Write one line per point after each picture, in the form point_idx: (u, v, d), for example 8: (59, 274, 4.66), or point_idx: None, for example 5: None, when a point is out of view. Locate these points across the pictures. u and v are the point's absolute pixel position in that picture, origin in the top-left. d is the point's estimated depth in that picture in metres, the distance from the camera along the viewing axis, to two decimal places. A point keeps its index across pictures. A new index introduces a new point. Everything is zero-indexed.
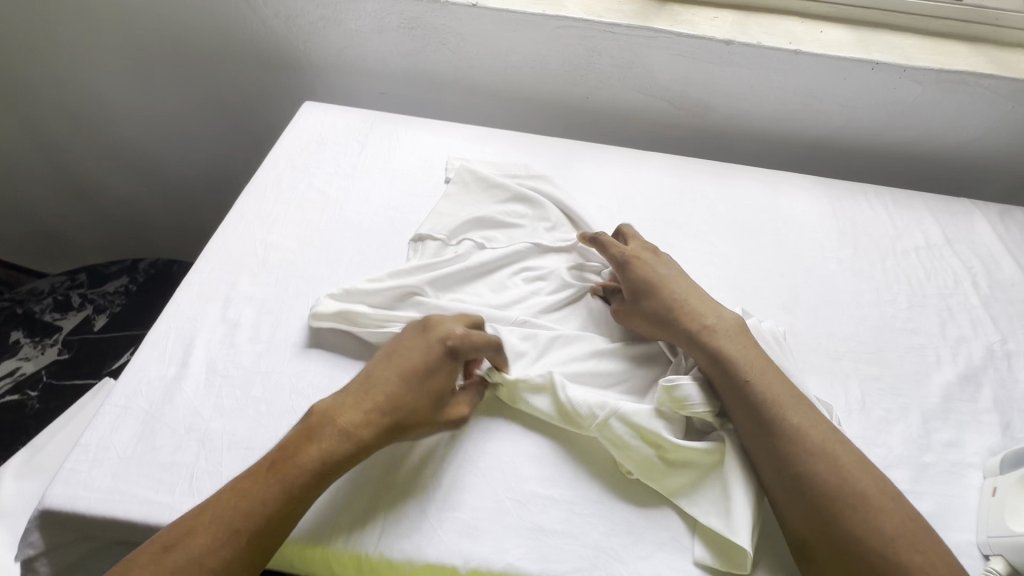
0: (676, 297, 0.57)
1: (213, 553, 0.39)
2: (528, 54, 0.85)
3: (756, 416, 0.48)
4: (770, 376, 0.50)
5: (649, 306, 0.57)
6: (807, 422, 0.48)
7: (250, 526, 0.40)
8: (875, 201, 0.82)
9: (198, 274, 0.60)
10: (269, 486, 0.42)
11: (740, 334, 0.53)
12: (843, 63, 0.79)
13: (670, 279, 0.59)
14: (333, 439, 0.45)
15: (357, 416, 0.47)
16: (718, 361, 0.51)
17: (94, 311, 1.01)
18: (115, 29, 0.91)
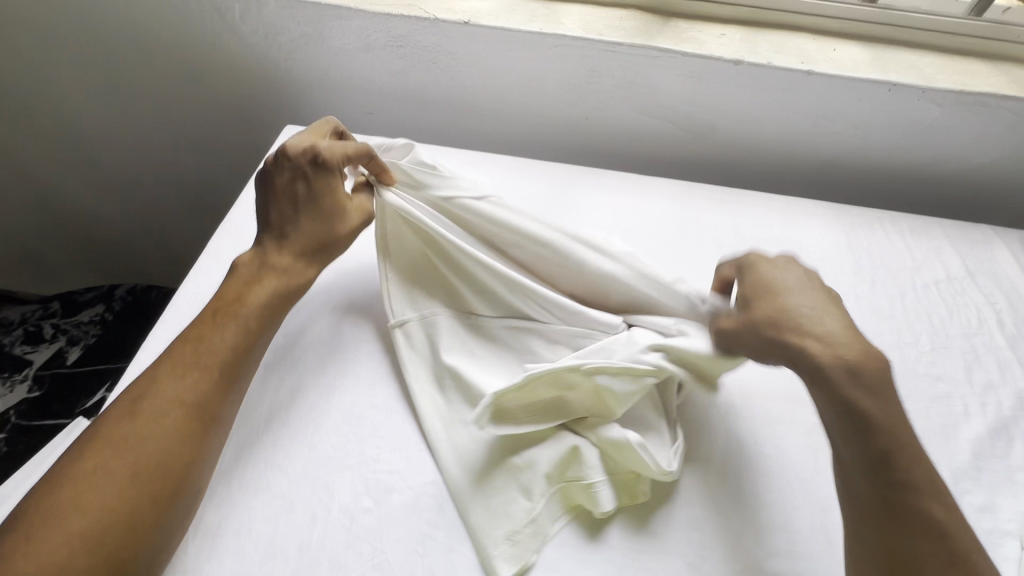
0: (805, 312, 0.47)
1: (159, 427, 0.44)
2: (524, 74, 0.79)
3: (868, 464, 0.42)
4: (904, 429, 0.42)
5: (768, 325, 0.47)
6: (924, 478, 0.41)
7: (172, 412, 0.44)
8: (891, 229, 0.78)
9: (167, 326, 0.55)
10: (194, 370, 0.47)
11: (882, 378, 0.43)
12: (858, 84, 0.74)
13: (798, 291, 0.49)
14: (248, 309, 0.51)
15: (263, 283, 0.52)
16: (845, 400, 0.43)
17: (67, 342, 0.96)
18: (82, 51, 0.86)
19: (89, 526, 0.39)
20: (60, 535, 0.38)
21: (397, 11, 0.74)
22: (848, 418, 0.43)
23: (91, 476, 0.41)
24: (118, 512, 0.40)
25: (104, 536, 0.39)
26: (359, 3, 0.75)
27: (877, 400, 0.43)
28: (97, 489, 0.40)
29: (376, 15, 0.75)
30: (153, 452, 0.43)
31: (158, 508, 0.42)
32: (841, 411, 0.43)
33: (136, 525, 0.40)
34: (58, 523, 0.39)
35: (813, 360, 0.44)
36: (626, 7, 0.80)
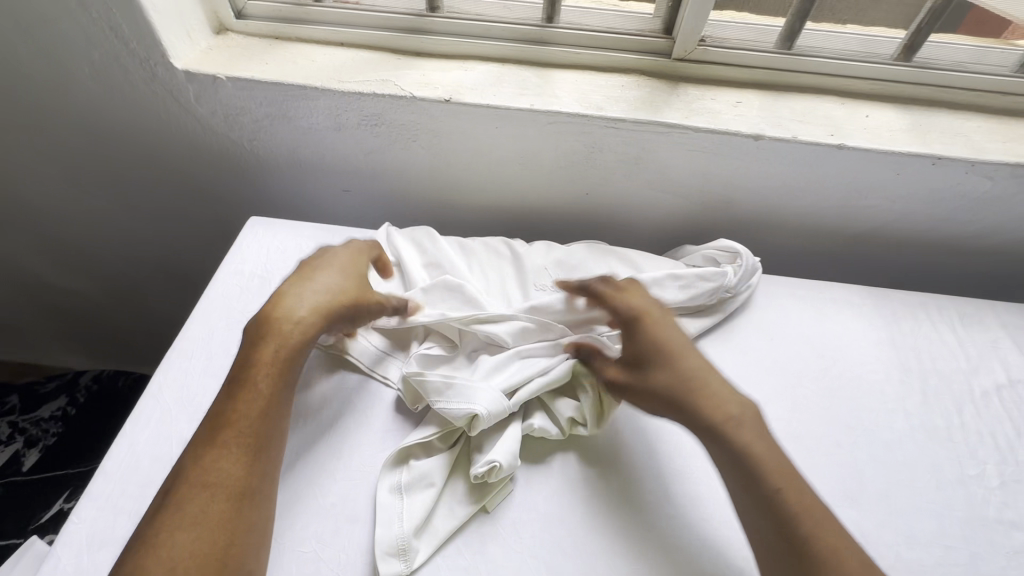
0: (688, 368, 0.50)
1: (219, 466, 0.42)
2: (516, 151, 0.71)
3: (761, 499, 0.44)
4: (791, 468, 0.45)
5: (662, 375, 0.50)
6: (811, 499, 0.44)
7: (246, 427, 0.45)
8: (939, 317, 0.68)
9: (92, 501, 0.47)
10: (241, 402, 0.46)
11: (759, 421, 0.48)
12: (897, 158, 0.65)
13: (686, 347, 0.52)
14: (288, 337, 0.49)
15: (304, 316, 0.51)
16: (728, 450, 0.46)
17: (24, 444, 0.88)
18: (26, 136, 0.77)
19: (200, 543, 0.39)
20: (176, 555, 0.38)
21: (369, 90, 0.66)
22: (727, 453, 0.46)
23: (189, 490, 0.41)
24: (208, 530, 0.40)
25: (212, 549, 0.39)
26: (327, 82, 0.66)
27: (762, 442, 0.46)
28: (189, 502, 0.41)
29: (346, 95, 0.66)
30: (240, 465, 0.43)
31: (253, 518, 0.42)
32: (730, 458, 0.46)
33: (237, 539, 0.40)
34: (173, 538, 0.39)
35: (706, 415, 0.48)
36: (628, 71, 0.71)
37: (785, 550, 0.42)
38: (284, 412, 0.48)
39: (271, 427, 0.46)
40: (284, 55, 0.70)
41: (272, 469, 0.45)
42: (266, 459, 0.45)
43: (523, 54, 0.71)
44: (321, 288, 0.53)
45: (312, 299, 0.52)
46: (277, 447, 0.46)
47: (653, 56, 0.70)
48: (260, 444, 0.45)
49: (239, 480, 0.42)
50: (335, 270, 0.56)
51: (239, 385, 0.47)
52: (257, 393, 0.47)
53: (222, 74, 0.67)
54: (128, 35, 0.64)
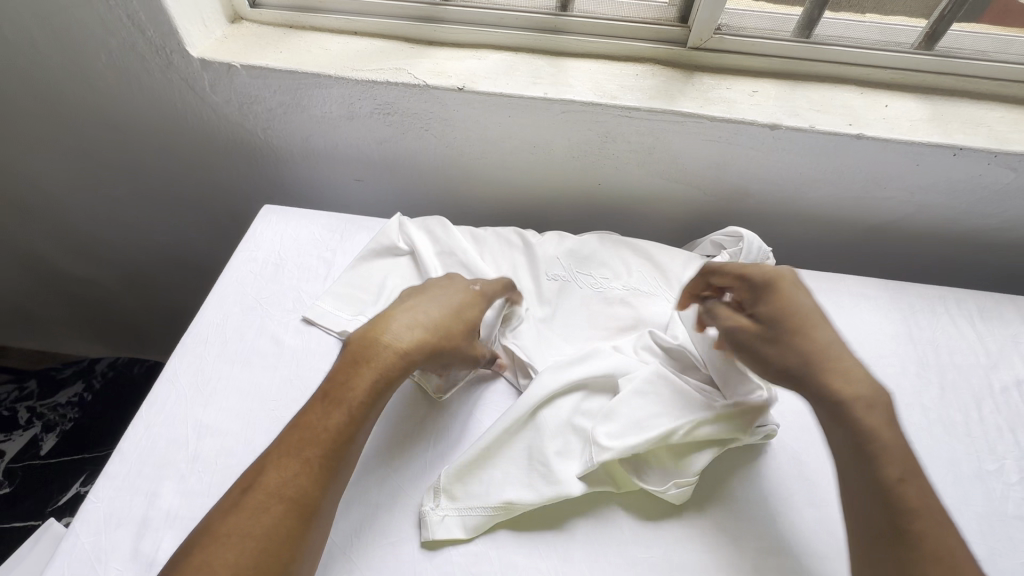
0: (820, 342, 0.46)
1: (294, 478, 0.41)
2: (529, 141, 0.70)
3: (870, 490, 0.41)
4: (916, 466, 0.41)
5: (797, 349, 0.46)
6: (932, 509, 0.39)
7: (330, 445, 0.44)
8: (957, 311, 0.67)
9: (110, 482, 0.47)
10: (331, 412, 0.45)
11: (889, 409, 0.43)
12: (917, 148, 0.64)
13: (820, 317, 0.47)
14: (386, 359, 0.47)
15: (408, 339, 0.49)
16: (850, 432, 0.43)
17: (42, 429, 0.89)
18: (43, 123, 0.78)
19: (264, 555, 0.38)
20: (243, 563, 0.37)
21: (383, 79, 0.66)
22: (848, 433, 0.43)
23: (264, 498, 0.40)
24: (276, 542, 0.39)
25: (275, 566, 0.38)
26: (341, 70, 0.66)
27: (888, 431, 0.42)
28: (263, 513, 0.40)
29: (360, 83, 0.66)
30: (315, 484, 0.42)
31: (315, 536, 0.41)
32: (847, 439, 0.43)
33: (297, 559, 0.39)
34: (242, 544, 0.38)
35: (834, 395, 0.44)
36: (642, 60, 0.71)
37: (882, 538, 0.39)
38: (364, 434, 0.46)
39: (353, 449, 0.45)
40: (299, 44, 0.70)
41: (339, 491, 0.44)
42: (338, 481, 0.44)
43: (537, 42, 0.71)
44: (425, 316, 0.51)
45: (418, 329, 0.49)
46: (349, 470, 0.45)
47: (669, 45, 0.69)
48: (338, 464, 0.44)
49: (311, 498, 0.41)
50: (439, 298, 0.54)
51: (331, 400, 0.45)
52: (347, 411, 0.45)
53: (237, 62, 0.67)
54: (145, 24, 0.64)
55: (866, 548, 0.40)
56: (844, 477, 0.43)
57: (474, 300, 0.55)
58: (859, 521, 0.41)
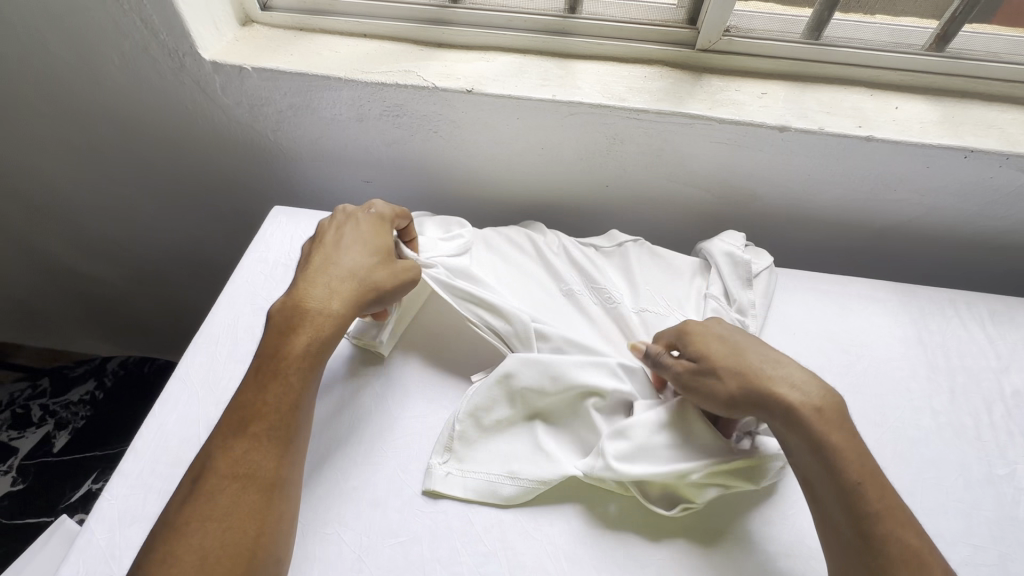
0: (758, 354, 0.50)
1: (246, 456, 0.43)
2: (537, 143, 0.71)
3: (839, 496, 0.42)
4: (871, 463, 0.44)
5: (727, 368, 0.49)
6: (893, 502, 0.42)
7: (278, 419, 0.45)
8: (968, 314, 0.66)
9: (124, 479, 0.48)
10: (268, 388, 0.46)
11: (838, 411, 0.45)
12: (928, 151, 0.63)
13: (748, 340, 0.51)
14: (316, 325, 0.49)
15: (330, 300, 0.50)
16: (806, 438, 0.44)
17: (55, 426, 0.90)
18: (57, 125, 0.80)
19: (233, 533, 0.40)
20: (209, 545, 0.39)
21: (392, 81, 0.66)
22: (807, 442, 0.44)
23: (220, 481, 0.42)
24: (242, 520, 0.41)
25: (245, 542, 0.40)
26: (350, 72, 0.67)
27: (842, 434, 0.44)
28: (220, 495, 0.41)
29: (369, 85, 0.67)
30: (272, 458, 0.44)
31: (283, 509, 0.43)
32: (811, 449, 0.44)
33: (268, 532, 0.41)
34: (208, 528, 0.40)
35: (780, 406, 0.46)
36: (650, 62, 0.71)
37: (858, 543, 0.41)
38: (311, 403, 0.48)
39: (299, 419, 0.46)
40: (308, 47, 0.71)
41: (300, 461, 0.46)
42: (294, 451, 0.45)
43: (546, 45, 0.71)
44: (346, 275, 0.52)
45: (340, 284, 0.52)
46: (304, 439, 0.47)
47: (677, 47, 0.69)
48: (288, 436, 0.45)
49: (271, 473, 0.43)
50: (359, 250, 0.55)
51: (269, 375, 0.46)
52: (285, 383, 0.47)
53: (247, 64, 0.67)
54: (157, 26, 0.65)
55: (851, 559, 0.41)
56: (815, 487, 0.44)
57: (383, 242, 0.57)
58: (833, 527, 0.43)
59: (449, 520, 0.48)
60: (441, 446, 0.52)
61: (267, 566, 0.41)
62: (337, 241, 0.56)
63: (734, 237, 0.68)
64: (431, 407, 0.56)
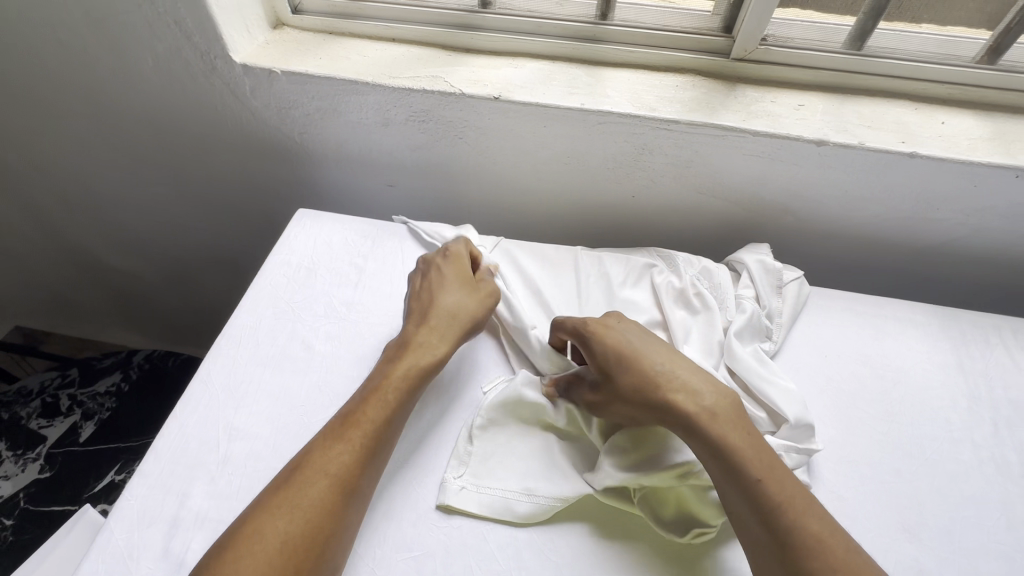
0: (634, 375, 0.49)
1: (337, 459, 0.44)
2: (563, 152, 0.70)
3: (747, 495, 0.42)
4: (773, 462, 0.44)
5: (626, 385, 0.49)
6: (796, 495, 0.42)
7: (370, 429, 0.47)
8: (1015, 343, 0.63)
9: (144, 479, 0.48)
10: (373, 403, 0.48)
11: (732, 409, 0.47)
12: (975, 169, 0.60)
13: (644, 346, 0.52)
14: (420, 355, 0.52)
15: (430, 337, 0.54)
16: (702, 438, 0.45)
17: (82, 416, 0.93)
18: (94, 123, 0.82)
19: (308, 524, 0.41)
20: (286, 531, 0.40)
21: (418, 86, 0.66)
22: (706, 446, 0.45)
23: (309, 474, 0.43)
24: (319, 515, 0.42)
25: (315, 538, 0.41)
26: (378, 77, 0.67)
27: (741, 434, 0.45)
28: (309, 487, 0.43)
29: (396, 90, 0.66)
30: (356, 461, 0.45)
31: (353, 514, 0.44)
32: (711, 454, 0.45)
33: (336, 532, 0.42)
34: (290, 516, 0.41)
35: (680, 415, 0.47)
36: (682, 71, 0.69)
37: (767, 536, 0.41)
38: (402, 420, 0.49)
39: (389, 436, 0.48)
40: (337, 50, 0.71)
41: (377, 471, 0.47)
42: (377, 463, 0.46)
43: (575, 51, 0.70)
44: (447, 315, 0.56)
45: (445, 326, 0.55)
46: (388, 455, 0.48)
47: (712, 56, 0.67)
48: (377, 448, 0.46)
49: (351, 477, 0.44)
50: (454, 287, 0.58)
51: (373, 390, 0.49)
52: (383, 398, 0.49)
53: (278, 67, 0.68)
54: (191, 29, 0.65)
55: (757, 554, 0.41)
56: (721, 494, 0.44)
57: (461, 266, 0.60)
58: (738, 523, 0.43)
59: (463, 536, 0.47)
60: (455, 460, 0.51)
61: (326, 567, 0.41)
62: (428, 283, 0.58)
63: (765, 247, 0.66)
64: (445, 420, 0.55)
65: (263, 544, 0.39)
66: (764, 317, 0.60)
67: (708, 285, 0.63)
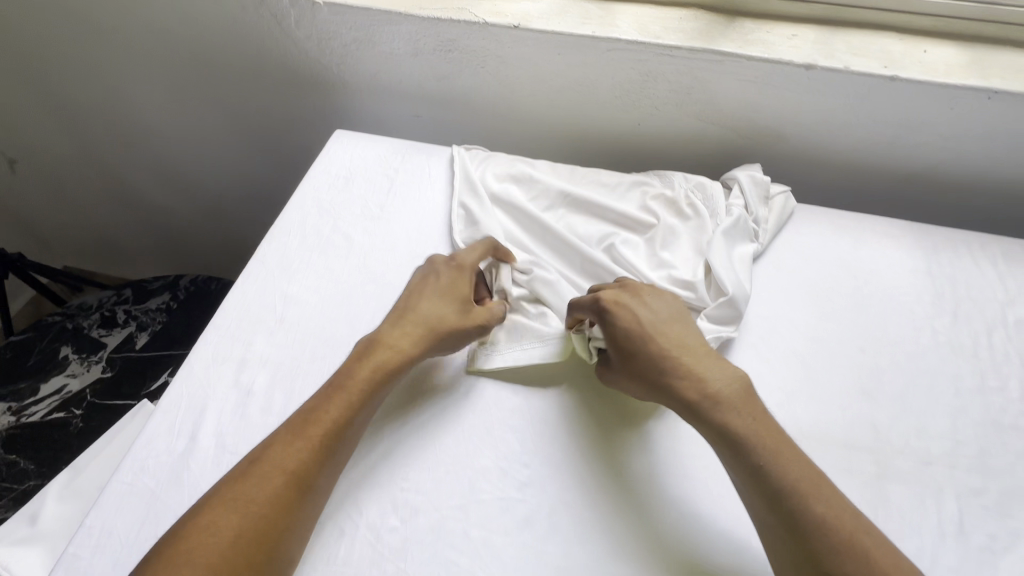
0: (644, 355, 0.51)
1: (292, 455, 0.45)
2: (574, 80, 0.77)
3: (758, 485, 0.44)
4: (810, 471, 0.44)
5: (639, 371, 0.51)
6: (834, 508, 0.42)
7: (330, 429, 0.47)
8: (981, 253, 0.69)
9: (214, 331, 0.58)
10: (330, 404, 0.48)
11: (742, 390, 0.48)
12: (951, 91, 0.66)
13: (656, 325, 0.53)
14: (386, 359, 0.52)
15: (402, 340, 0.54)
16: (712, 422, 0.47)
17: (137, 328, 1.03)
18: (153, 54, 0.91)
19: (259, 520, 0.42)
20: (238, 525, 0.41)
21: (446, 16, 0.73)
22: (744, 460, 0.45)
23: (266, 469, 0.44)
24: (272, 508, 0.43)
25: (268, 531, 0.42)
26: (410, 8, 0.74)
27: (771, 439, 0.45)
28: (262, 482, 0.43)
29: (425, 20, 0.74)
30: (312, 461, 0.45)
31: (310, 512, 0.44)
32: (717, 433, 0.47)
33: (291, 528, 0.43)
34: (242, 511, 0.42)
35: (688, 396, 0.48)
36: (687, 5, 0.75)
37: (778, 528, 0.42)
38: (365, 421, 0.49)
39: (349, 438, 0.48)
40: None
41: (337, 472, 0.47)
42: (335, 463, 0.47)
43: None
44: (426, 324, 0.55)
45: (413, 332, 0.54)
46: (349, 456, 0.48)
47: None
48: (335, 450, 0.47)
49: (307, 475, 0.45)
50: (440, 296, 0.57)
51: (336, 389, 0.49)
52: (343, 399, 0.49)
53: None
54: None
55: (772, 540, 0.42)
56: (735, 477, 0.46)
57: (460, 277, 0.59)
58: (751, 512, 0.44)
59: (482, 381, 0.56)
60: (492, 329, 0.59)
61: (281, 560, 0.42)
62: (407, 302, 0.58)
63: (757, 166, 0.73)
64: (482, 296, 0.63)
65: (238, 505, 0.42)
66: (750, 222, 0.67)
67: (702, 197, 0.70)
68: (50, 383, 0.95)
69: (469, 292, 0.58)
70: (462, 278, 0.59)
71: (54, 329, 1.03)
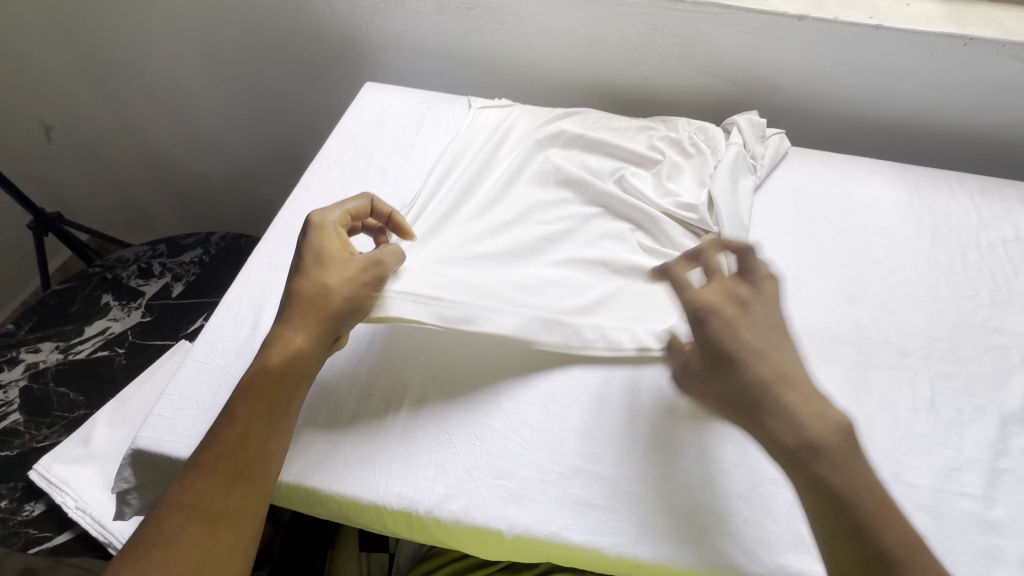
0: (749, 377, 0.45)
1: (190, 486, 0.41)
2: (587, 35, 0.84)
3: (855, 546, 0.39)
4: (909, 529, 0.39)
5: (733, 385, 0.46)
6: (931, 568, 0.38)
7: (224, 451, 0.43)
8: (959, 187, 0.75)
9: (267, 244, 0.64)
10: (218, 426, 0.44)
11: (848, 439, 0.42)
12: (930, 39, 0.73)
13: (768, 348, 0.46)
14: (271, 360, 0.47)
15: (283, 337, 0.48)
16: (807, 469, 0.41)
17: (173, 278, 1.10)
18: (192, 19, 0.98)
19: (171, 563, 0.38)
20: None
21: None
22: (840, 516, 0.40)
23: (167, 509, 0.41)
24: (180, 547, 0.39)
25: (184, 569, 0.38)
26: None
27: (865, 491, 0.40)
28: (165, 523, 0.40)
29: None
30: (215, 488, 0.41)
31: (229, 538, 0.40)
32: (810, 481, 0.41)
33: (207, 563, 0.39)
34: (145, 561, 0.38)
35: (786, 434, 0.43)
36: None
37: None
38: (270, 431, 0.45)
39: (253, 451, 0.44)
40: None
41: (251, 492, 0.42)
42: (247, 482, 0.43)
43: None
44: (306, 305, 0.49)
45: (291, 321, 0.49)
46: (264, 469, 0.44)
47: None
48: (239, 470, 0.43)
49: (212, 503, 0.41)
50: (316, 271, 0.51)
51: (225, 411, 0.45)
52: (232, 419, 0.44)
53: None
54: None
55: None
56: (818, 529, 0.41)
57: (330, 242, 0.52)
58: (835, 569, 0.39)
59: None
60: (434, 258, 0.59)
61: None
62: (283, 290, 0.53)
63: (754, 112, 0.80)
64: (444, 224, 0.65)
65: (142, 553, 0.39)
66: (747, 158, 0.74)
67: (704, 138, 0.77)
68: (94, 326, 1.02)
69: (347, 259, 0.52)
70: (332, 240, 0.53)
71: (94, 279, 1.09)
